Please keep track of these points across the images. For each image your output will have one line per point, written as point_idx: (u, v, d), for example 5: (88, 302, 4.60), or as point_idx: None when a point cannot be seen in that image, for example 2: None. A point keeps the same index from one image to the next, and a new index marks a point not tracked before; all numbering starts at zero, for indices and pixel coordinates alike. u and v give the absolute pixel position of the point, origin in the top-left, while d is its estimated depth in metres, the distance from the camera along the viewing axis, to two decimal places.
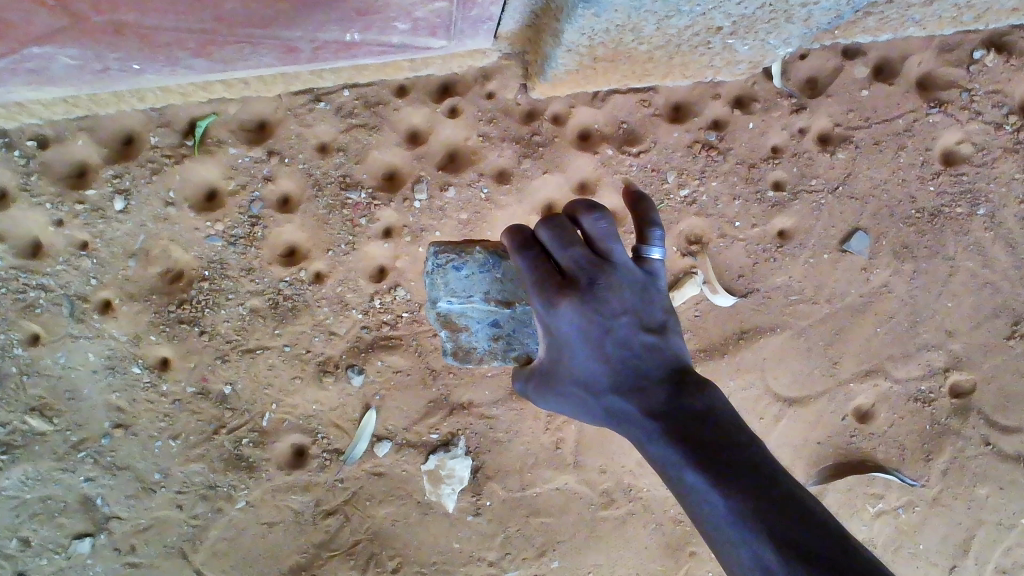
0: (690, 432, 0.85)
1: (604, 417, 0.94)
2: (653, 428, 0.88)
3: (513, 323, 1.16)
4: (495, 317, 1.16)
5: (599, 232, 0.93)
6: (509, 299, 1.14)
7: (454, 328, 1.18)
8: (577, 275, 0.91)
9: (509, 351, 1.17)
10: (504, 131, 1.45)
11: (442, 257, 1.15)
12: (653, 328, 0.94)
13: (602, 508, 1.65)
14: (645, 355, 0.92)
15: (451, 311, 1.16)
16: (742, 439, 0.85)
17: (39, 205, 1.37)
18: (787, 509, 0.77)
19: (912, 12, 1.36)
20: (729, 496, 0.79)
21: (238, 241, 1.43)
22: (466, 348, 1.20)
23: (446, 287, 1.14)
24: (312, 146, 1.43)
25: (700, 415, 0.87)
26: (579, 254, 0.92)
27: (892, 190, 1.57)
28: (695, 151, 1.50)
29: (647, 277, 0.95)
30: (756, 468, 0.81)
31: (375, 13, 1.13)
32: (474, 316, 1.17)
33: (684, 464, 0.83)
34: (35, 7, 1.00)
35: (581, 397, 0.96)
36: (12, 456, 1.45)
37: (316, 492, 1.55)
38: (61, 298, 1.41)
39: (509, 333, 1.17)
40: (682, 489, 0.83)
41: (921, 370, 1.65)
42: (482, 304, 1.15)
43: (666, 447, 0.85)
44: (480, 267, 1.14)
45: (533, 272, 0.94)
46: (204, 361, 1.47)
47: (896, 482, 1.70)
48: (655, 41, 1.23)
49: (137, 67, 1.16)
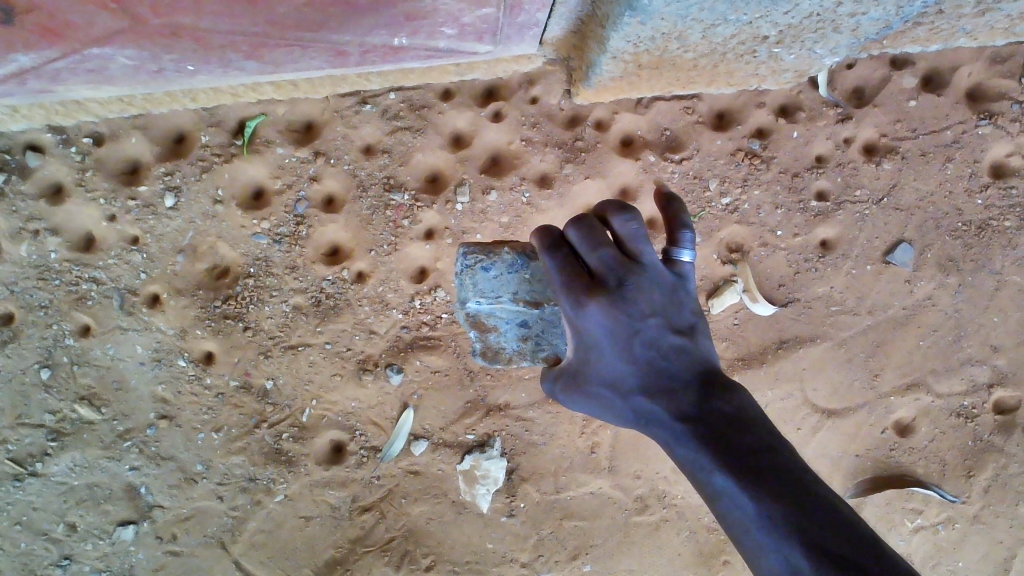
0: (721, 435, 0.85)
1: (632, 419, 0.94)
2: (681, 430, 0.88)
3: (542, 324, 1.16)
4: (524, 318, 1.16)
5: (628, 233, 0.93)
6: (537, 299, 1.14)
7: (484, 328, 1.19)
8: (606, 275, 0.91)
9: (538, 351, 1.16)
10: (547, 136, 1.46)
11: (471, 258, 1.16)
12: (682, 330, 0.93)
13: (636, 514, 1.66)
14: (673, 356, 0.92)
15: (479, 311, 1.18)
16: (774, 445, 0.84)
17: (93, 201, 1.40)
18: (819, 516, 0.76)
19: (964, 22, 1.34)
20: (760, 500, 0.78)
21: (283, 239, 1.45)
22: (494, 348, 1.22)
23: (475, 288, 1.16)
24: (357, 148, 1.45)
25: (731, 419, 0.87)
26: (608, 255, 0.92)
27: (938, 202, 1.55)
28: (738, 159, 1.49)
29: (676, 278, 0.95)
30: (787, 474, 0.81)
31: (423, 18, 1.14)
32: (503, 317, 1.17)
33: (714, 469, 0.83)
34: (97, 10, 1.03)
35: (608, 399, 0.95)
36: (61, 443, 1.49)
37: (352, 488, 1.57)
38: (112, 291, 1.45)
39: (538, 334, 1.16)
40: (711, 493, 0.83)
41: (964, 385, 1.63)
42: (510, 305, 1.15)
43: (696, 450, 0.85)
44: (508, 267, 1.15)
45: (561, 271, 0.93)
46: (247, 356, 1.50)
47: (936, 498, 1.68)
48: (700, 49, 1.23)
49: (191, 68, 1.19)
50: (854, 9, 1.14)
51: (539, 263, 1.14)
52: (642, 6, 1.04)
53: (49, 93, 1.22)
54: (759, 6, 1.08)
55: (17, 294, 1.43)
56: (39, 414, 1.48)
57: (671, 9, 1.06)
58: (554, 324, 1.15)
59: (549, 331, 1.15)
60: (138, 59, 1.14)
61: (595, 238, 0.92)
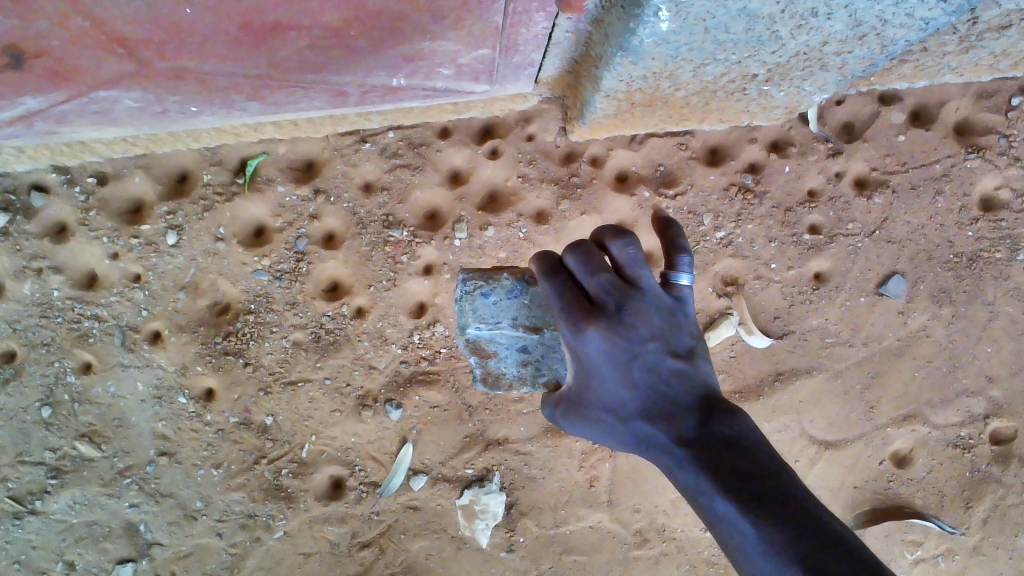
0: (722, 459, 0.86)
1: (632, 443, 0.95)
2: (682, 455, 0.88)
3: (542, 349, 1.16)
4: (524, 342, 1.17)
5: (626, 258, 0.94)
6: (537, 325, 1.15)
7: (483, 355, 1.19)
8: (604, 301, 0.92)
9: (538, 377, 1.17)
10: (543, 173, 1.49)
11: (471, 284, 1.17)
12: (682, 354, 0.94)
13: (635, 547, 1.66)
14: (673, 381, 0.93)
15: (480, 337, 1.17)
16: (776, 470, 0.85)
17: (96, 239, 1.42)
18: (818, 537, 0.77)
19: (948, 60, 1.37)
20: (760, 524, 0.79)
21: (283, 276, 1.47)
22: (495, 374, 1.20)
23: (475, 313, 1.16)
24: (357, 185, 1.47)
25: (732, 443, 0.87)
26: (606, 280, 0.93)
27: (930, 235, 1.57)
28: (731, 194, 1.52)
29: (675, 302, 0.96)
30: (789, 499, 0.81)
31: (421, 59, 1.17)
32: (503, 342, 1.17)
33: (716, 494, 0.83)
34: (105, 55, 1.05)
35: (608, 423, 0.96)
36: (61, 480, 1.50)
37: (352, 524, 1.57)
38: (114, 328, 1.46)
39: (538, 359, 1.17)
40: (713, 519, 0.83)
41: (960, 416, 1.64)
42: (510, 330, 1.16)
43: (697, 475, 0.86)
44: (508, 293, 1.16)
45: (561, 297, 0.95)
46: (247, 392, 1.51)
47: (936, 530, 1.69)
48: (691, 87, 1.25)
49: (194, 109, 1.22)
50: (840, 48, 1.16)
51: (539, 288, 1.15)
52: (633, 46, 1.07)
53: (55, 135, 1.25)
54: (747, 46, 1.11)
55: (19, 332, 1.44)
56: (40, 452, 1.49)
57: (662, 50, 1.08)
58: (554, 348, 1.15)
59: (550, 355, 1.16)
60: (143, 101, 1.17)
61: (593, 264, 0.93)
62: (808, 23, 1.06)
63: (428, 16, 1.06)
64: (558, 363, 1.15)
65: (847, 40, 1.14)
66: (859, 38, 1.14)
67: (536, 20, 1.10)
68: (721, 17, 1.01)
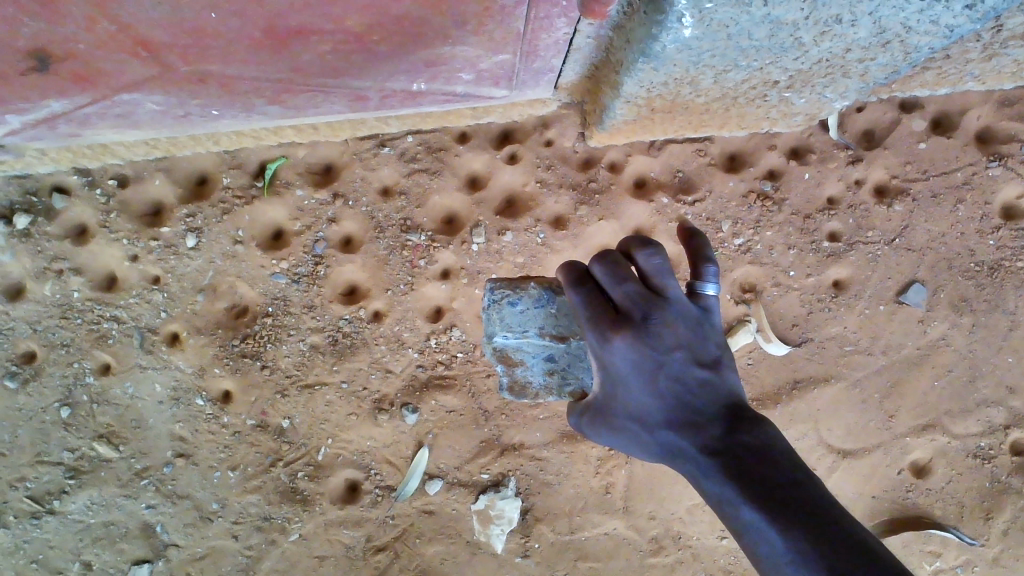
0: (749, 468, 0.85)
1: (658, 453, 0.93)
2: (708, 464, 0.87)
3: (568, 358, 1.16)
4: (551, 351, 1.16)
5: (652, 268, 0.94)
6: (564, 333, 1.15)
7: (510, 363, 1.18)
8: (631, 310, 0.92)
9: (564, 386, 1.16)
10: (562, 178, 1.49)
11: (498, 293, 1.18)
12: (707, 364, 0.94)
13: (651, 555, 1.65)
14: (699, 390, 0.92)
15: (507, 345, 1.18)
16: (802, 478, 0.84)
17: (116, 241, 1.43)
18: (847, 547, 0.76)
19: (971, 67, 1.36)
20: (788, 533, 0.78)
21: (301, 279, 1.48)
22: (522, 383, 1.19)
23: (502, 321, 1.17)
24: (375, 190, 1.48)
25: (758, 452, 0.86)
26: (632, 289, 0.93)
27: (950, 243, 1.56)
28: (750, 201, 1.51)
29: (701, 312, 0.95)
30: (818, 509, 0.80)
31: (441, 64, 1.17)
32: (530, 351, 1.17)
33: (742, 502, 0.82)
34: (129, 59, 1.05)
35: (634, 433, 0.95)
36: (79, 481, 1.51)
37: (367, 527, 1.57)
38: (133, 330, 1.47)
39: (565, 368, 1.16)
40: (740, 527, 0.82)
41: (980, 426, 1.63)
42: (537, 339, 1.16)
43: (724, 484, 0.85)
44: (535, 302, 1.16)
45: (588, 307, 0.95)
46: (264, 394, 1.52)
47: (955, 541, 1.67)
48: (712, 94, 1.25)
49: (216, 112, 1.23)
50: (862, 55, 1.16)
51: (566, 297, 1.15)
52: (654, 52, 1.06)
53: (78, 138, 1.26)
54: (770, 52, 1.10)
55: (39, 332, 1.45)
56: (58, 452, 1.50)
57: (683, 56, 1.08)
58: (581, 357, 1.15)
59: (576, 364, 1.15)
60: (165, 104, 1.18)
61: (620, 273, 0.93)
62: (831, 29, 1.06)
63: (449, 21, 1.06)
64: (585, 373, 1.15)
65: (870, 47, 1.13)
66: (882, 45, 1.13)
67: (558, 25, 1.10)
68: (744, 24, 1.01)
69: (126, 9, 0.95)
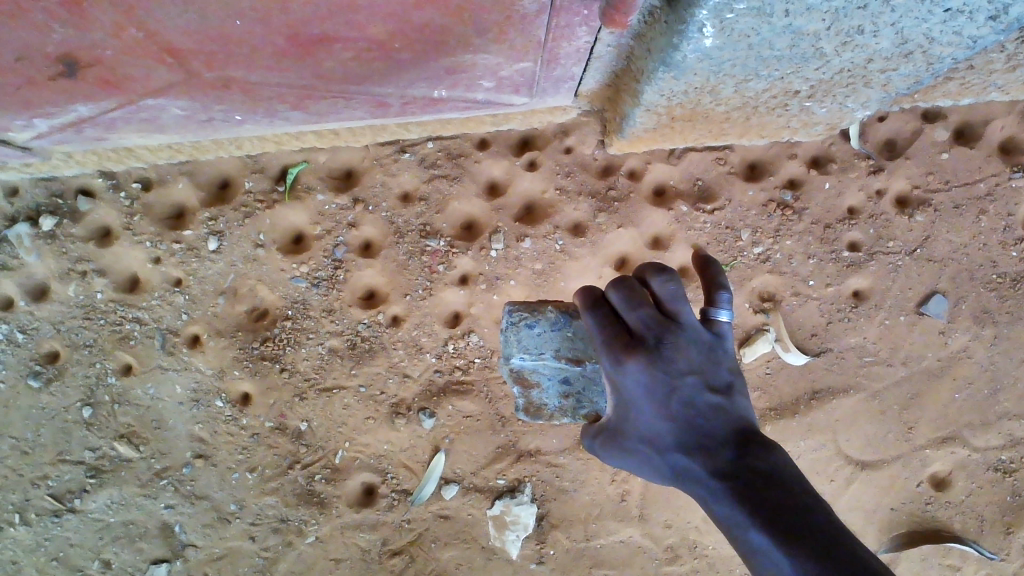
0: (758, 492, 0.84)
1: (669, 475, 0.92)
2: (719, 487, 0.86)
3: (584, 381, 1.16)
4: (567, 375, 1.17)
5: (667, 293, 0.94)
6: (579, 357, 1.15)
7: (527, 384, 1.19)
8: (645, 334, 0.92)
9: (579, 409, 1.16)
10: (581, 185, 1.49)
11: (516, 315, 1.19)
12: (720, 389, 0.94)
13: (666, 564, 1.65)
14: (710, 414, 0.92)
15: (523, 367, 1.18)
16: (810, 502, 0.83)
17: (139, 243, 1.45)
18: (852, 566, 0.74)
19: (995, 77, 1.35)
20: (794, 555, 0.77)
21: (321, 283, 1.49)
22: (537, 405, 1.19)
23: (519, 343, 1.17)
24: (395, 195, 1.49)
25: (766, 476, 0.85)
26: (647, 314, 0.93)
27: (972, 254, 1.55)
28: (770, 210, 1.50)
29: (714, 338, 0.95)
30: (825, 530, 0.79)
31: (462, 72, 1.18)
32: (546, 373, 1.17)
33: (750, 525, 0.81)
34: (155, 65, 1.07)
35: (646, 455, 0.94)
36: (100, 480, 1.53)
37: (383, 531, 1.58)
38: (154, 331, 1.49)
39: (579, 391, 1.16)
40: (749, 551, 0.81)
41: (1001, 439, 1.63)
42: (553, 361, 1.16)
43: (734, 507, 0.84)
44: (552, 325, 1.17)
45: (602, 331, 0.95)
46: (283, 397, 1.53)
47: (974, 555, 1.67)
48: (732, 103, 1.25)
49: (239, 118, 1.24)
50: (885, 65, 1.15)
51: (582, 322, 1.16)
52: (675, 62, 1.07)
53: (103, 141, 1.28)
54: (791, 62, 1.10)
55: (63, 333, 1.47)
56: (80, 451, 1.52)
57: (704, 66, 1.08)
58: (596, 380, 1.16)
59: (591, 388, 1.16)
60: (190, 109, 1.19)
61: (634, 298, 0.94)
62: (853, 40, 1.05)
63: (471, 29, 1.07)
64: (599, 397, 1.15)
65: (893, 57, 1.13)
66: (904, 55, 1.13)
67: (579, 34, 1.11)
68: (765, 34, 1.01)
69: (155, 16, 0.97)
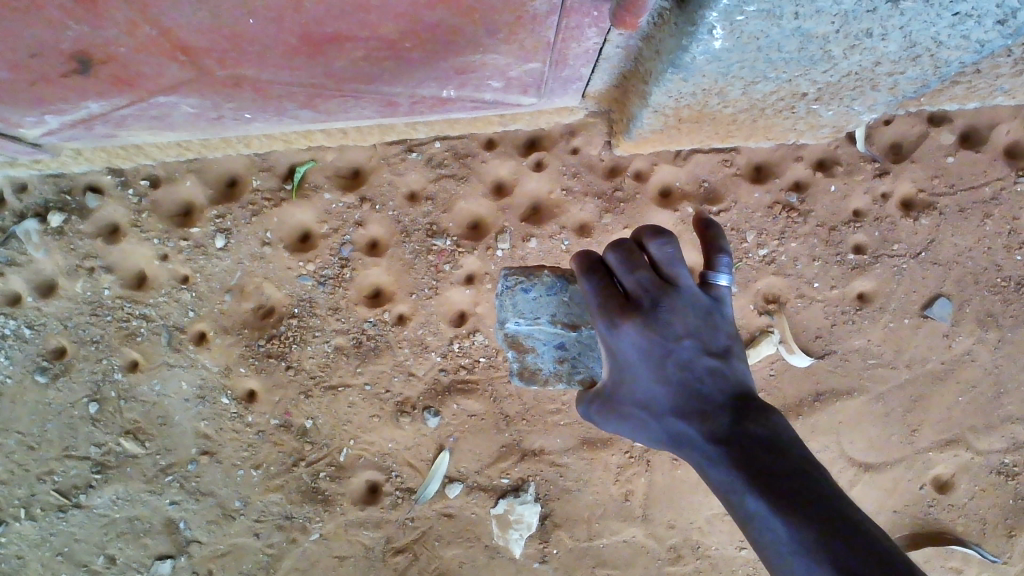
0: (756, 459, 0.84)
1: (665, 441, 0.93)
2: (716, 453, 0.87)
3: (580, 347, 1.18)
4: (562, 340, 1.18)
5: (665, 256, 0.93)
6: (576, 323, 1.17)
7: (521, 350, 1.20)
8: (642, 298, 0.92)
9: (574, 375, 1.18)
10: (587, 186, 1.49)
11: (512, 279, 1.19)
12: (717, 353, 0.93)
13: (669, 563, 1.65)
14: (707, 379, 0.92)
15: (518, 332, 1.19)
16: (808, 469, 0.84)
17: (147, 240, 1.46)
18: (852, 539, 0.75)
19: (1001, 82, 1.35)
20: (794, 524, 0.78)
21: (327, 281, 1.50)
22: (531, 369, 1.21)
23: (514, 308, 1.18)
24: (402, 195, 1.49)
25: (765, 443, 0.86)
26: (644, 277, 0.92)
27: (977, 257, 1.56)
28: (775, 213, 1.51)
29: (712, 302, 0.95)
30: (822, 498, 0.80)
31: (471, 72, 1.19)
32: (541, 338, 1.19)
33: (749, 492, 0.82)
34: (167, 62, 1.07)
35: (642, 421, 0.95)
36: (105, 475, 1.53)
37: (386, 529, 1.59)
38: (161, 328, 1.49)
39: (575, 357, 1.18)
40: (745, 517, 0.82)
41: (1004, 442, 1.63)
42: (549, 326, 1.17)
43: (731, 473, 0.84)
44: (548, 289, 1.18)
45: (598, 295, 0.95)
46: (288, 395, 1.53)
47: (976, 557, 1.68)
48: (739, 104, 1.25)
49: (249, 116, 1.25)
50: (892, 69, 1.15)
51: (579, 287, 1.17)
52: (684, 63, 1.07)
53: (113, 138, 1.29)
54: (799, 65, 1.11)
55: (70, 329, 1.48)
56: (86, 447, 1.52)
57: (713, 67, 1.09)
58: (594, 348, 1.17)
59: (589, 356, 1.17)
60: (200, 107, 1.20)
61: (632, 262, 0.93)
62: (862, 43, 1.06)
63: (481, 30, 1.07)
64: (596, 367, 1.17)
65: (900, 61, 1.13)
66: (911, 59, 1.13)
67: (587, 35, 1.11)
68: (774, 36, 1.02)
69: (168, 14, 0.97)
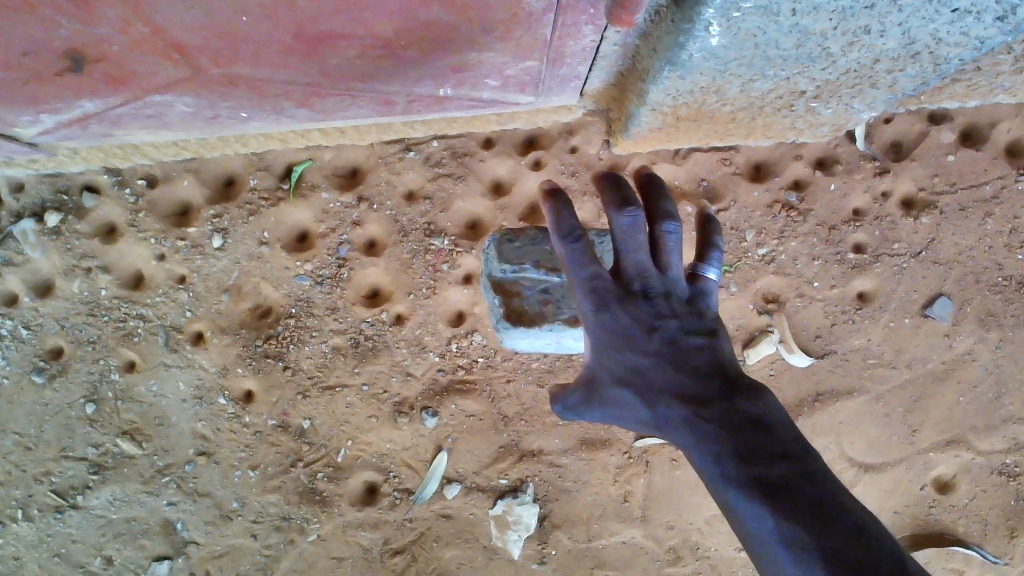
0: (746, 439, 0.83)
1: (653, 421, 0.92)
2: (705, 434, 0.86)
3: (561, 290, 1.36)
4: (546, 285, 1.36)
5: (661, 240, 0.97)
6: (556, 268, 1.36)
7: (508, 292, 1.35)
8: (633, 279, 0.95)
9: (559, 312, 1.34)
10: (586, 185, 1.49)
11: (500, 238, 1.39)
12: (703, 334, 0.94)
13: (668, 564, 1.64)
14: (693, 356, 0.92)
15: (505, 277, 1.36)
16: (801, 450, 0.82)
17: (144, 240, 1.45)
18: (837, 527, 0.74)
19: (1002, 79, 1.34)
20: (777, 513, 0.77)
21: (325, 281, 1.49)
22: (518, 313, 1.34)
23: (501, 258, 1.35)
24: (400, 193, 1.49)
25: (755, 421, 0.84)
26: (638, 257, 0.95)
27: (978, 257, 1.55)
28: (775, 211, 1.50)
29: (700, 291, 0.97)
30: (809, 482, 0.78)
31: (468, 70, 1.18)
32: (526, 282, 1.36)
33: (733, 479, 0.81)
34: (162, 61, 1.07)
35: (629, 401, 0.93)
36: (102, 476, 1.53)
37: (384, 530, 1.58)
38: (158, 328, 1.49)
39: (558, 298, 1.36)
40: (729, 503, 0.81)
41: (1005, 443, 1.62)
42: (533, 271, 1.36)
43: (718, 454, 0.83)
44: (531, 242, 1.38)
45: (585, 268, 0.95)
46: (286, 395, 1.53)
47: (978, 559, 1.66)
48: (738, 103, 1.25)
49: (245, 115, 1.24)
50: (891, 66, 1.15)
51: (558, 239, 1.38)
52: (681, 61, 1.07)
53: (110, 138, 1.28)
54: (797, 62, 1.10)
55: (67, 329, 1.47)
56: (83, 448, 1.52)
57: (710, 65, 1.08)
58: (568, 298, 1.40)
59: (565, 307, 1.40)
60: (196, 106, 1.19)
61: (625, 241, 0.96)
62: (861, 40, 1.05)
63: (477, 28, 1.07)
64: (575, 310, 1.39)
65: (899, 58, 1.12)
66: (910, 56, 1.12)
67: (585, 33, 1.11)
68: (772, 33, 1.01)
69: (162, 13, 0.97)
